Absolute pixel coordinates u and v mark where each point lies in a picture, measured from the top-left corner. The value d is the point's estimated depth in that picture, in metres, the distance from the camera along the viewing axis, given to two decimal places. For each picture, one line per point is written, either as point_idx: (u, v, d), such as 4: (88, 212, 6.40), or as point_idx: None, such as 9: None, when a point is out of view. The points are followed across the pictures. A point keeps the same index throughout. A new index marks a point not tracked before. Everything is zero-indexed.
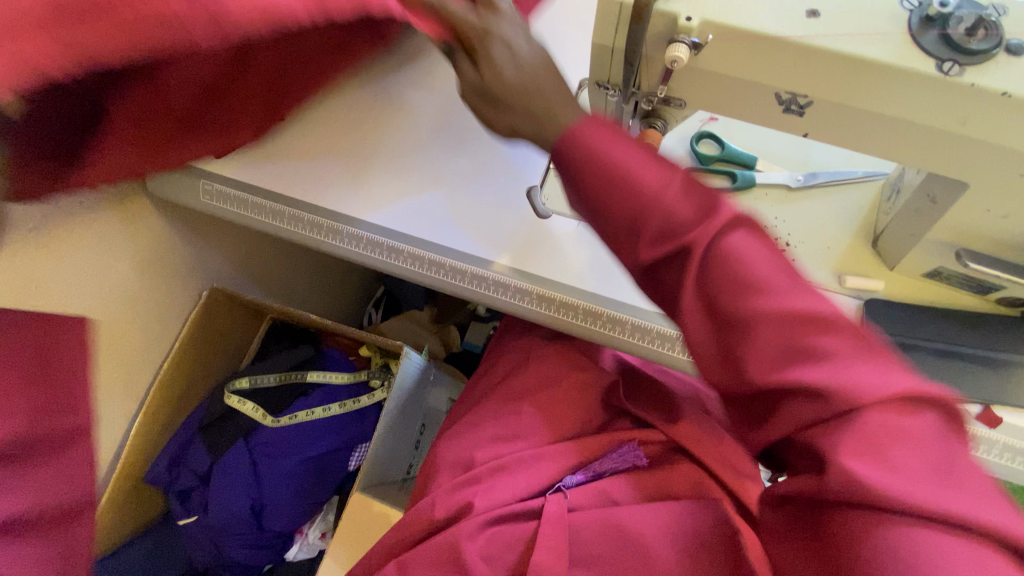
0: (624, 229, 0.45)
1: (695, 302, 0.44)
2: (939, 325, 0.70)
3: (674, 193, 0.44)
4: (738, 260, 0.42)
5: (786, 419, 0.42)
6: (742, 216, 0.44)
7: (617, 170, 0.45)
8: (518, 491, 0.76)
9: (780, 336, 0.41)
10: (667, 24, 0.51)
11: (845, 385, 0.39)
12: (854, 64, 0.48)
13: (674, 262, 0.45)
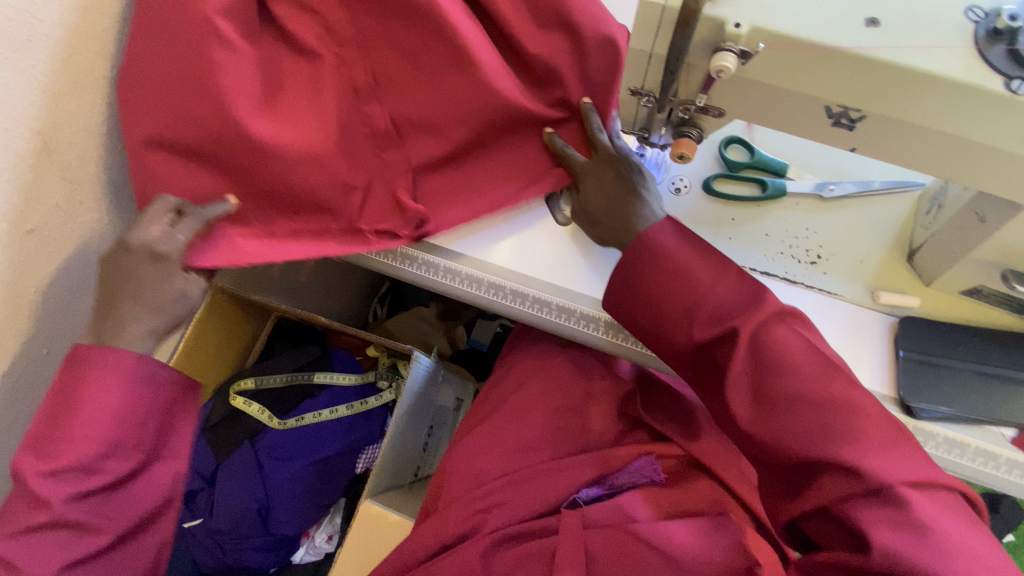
0: (678, 316, 0.57)
1: (745, 377, 0.54)
2: (977, 344, 0.67)
3: (721, 288, 0.57)
4: (784, 351, 0.53)
5: (823, 492, 0.49)
6: (785, 312, 0.56)
7: (677, 269, 0.58)
8: (531, 506, 0.75)
9: (819, 417, 0.50)
10: (713, 30, 0.48)
11: (877, 461, 0.47)
12: (914, 79, 0.45)
13: (723, 345, 0.56)
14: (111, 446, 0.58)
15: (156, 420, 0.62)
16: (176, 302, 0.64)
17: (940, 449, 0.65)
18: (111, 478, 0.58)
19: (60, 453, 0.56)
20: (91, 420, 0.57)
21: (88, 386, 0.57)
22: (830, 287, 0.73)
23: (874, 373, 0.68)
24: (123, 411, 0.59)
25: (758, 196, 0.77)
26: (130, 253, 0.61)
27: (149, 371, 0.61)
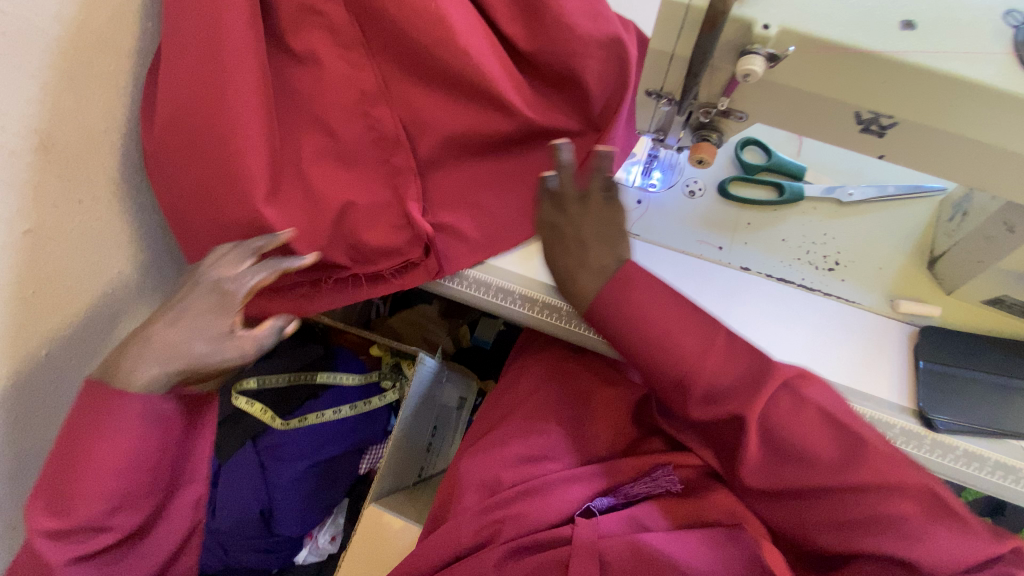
0: (676, 391, 0.55)
1: (763, 474, 0.56)
2: (1000, 355, 0.66)
3: (712, 357, 0.54)
4: (796, 430, 0.53)
5: (859, 569, 0.52)
6: (787, 377, 0.54)
7: (668, 348, 0.54)
8: (547, 518, 0.73)
9: (844, 510, 0.52)
10: (739, 31, 0.46)
11: (915, 551, 0.49)
12: (950, 86, 0.43)
13: (735, 427, 0.56)
14: (118, 502, 0.58)
15: (170, 461, 0.61)
16: (264, 338, 0.61)
17: (960, 462, 0.64)
18: (119, 534, 0.58)
19: (70, 511, 0.56)
20: (94, 479, 0.56)
21: (106, 436, 0.56)
22: (848, 295, 0.71)
23: (893, 384, 0.66)
24: (127, 467, 0.57)
25: (775, 200, 0.75)
26: (193, 291, 0.60)
27: (158, 416, 0.58)
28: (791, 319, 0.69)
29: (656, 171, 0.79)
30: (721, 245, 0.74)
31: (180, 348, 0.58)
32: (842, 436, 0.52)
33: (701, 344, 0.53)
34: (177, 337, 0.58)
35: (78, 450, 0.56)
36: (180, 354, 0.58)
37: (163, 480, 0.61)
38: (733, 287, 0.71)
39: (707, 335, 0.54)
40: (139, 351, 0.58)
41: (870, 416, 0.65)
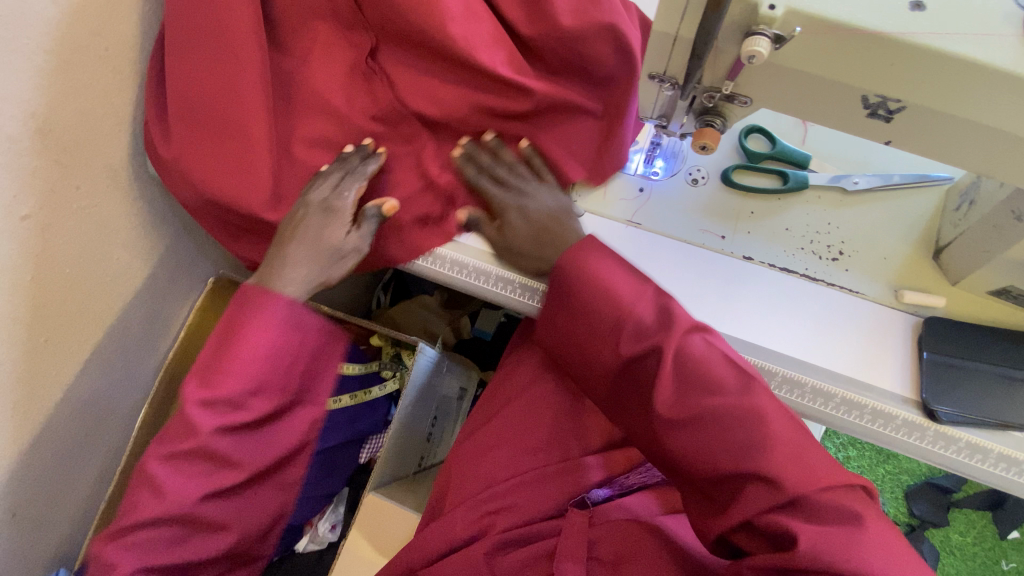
0: (607, 330, 0.63)
1: (673, 402, 0.59)
2: (1003, 346, 0.65)
3: (640, 304, 0.63)
4: (704, 366, 0.59)
5: (747, 504, 0.54)
6: (699, 325, 0.62)
7: (603, 288, 0.63)
8: (539, 508, 0.77)
9: (741, 431, 0.56)
10: (746, 11, 0.45)
11: (790, 472, 0.53)
12: (960, 69, 0.42)
13: (649, 362, 0.61)
14: (256, 386, 0.70)
15: (297, 369, 0.74)
16: (369, 228, 0.72)
17: (961, 454, 0.63)
18: (253, 416, 0.70)
19: (219, 385, 0.68)
20: (246, 358, 0.69)
21: (252, 328, 0.69)
22: (852, 286, 0.70)
23: (896, 376, 0.66)
24: (271, 352, 0.70)
25: (779, 188, 0.74)
26: (307, 211, 0.71)
27: (298, 315, 0.72)
28: (791, 309, 0.69)
29: (658, 159, 0.78)
30: (724, 234, 0.73)
31: (322, 248, 0.71)
32: (739, 370, 0.59)
33: (630, 289, 0.63)
34: (312, 241, 0.71)
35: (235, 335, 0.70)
36: (320, 248, 0.71)
37: (287, 381, 0.73)
38: (735, 277, 0.71)
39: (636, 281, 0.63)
40: (282, 267, 0.71)
41: (872, 406, 0.65)
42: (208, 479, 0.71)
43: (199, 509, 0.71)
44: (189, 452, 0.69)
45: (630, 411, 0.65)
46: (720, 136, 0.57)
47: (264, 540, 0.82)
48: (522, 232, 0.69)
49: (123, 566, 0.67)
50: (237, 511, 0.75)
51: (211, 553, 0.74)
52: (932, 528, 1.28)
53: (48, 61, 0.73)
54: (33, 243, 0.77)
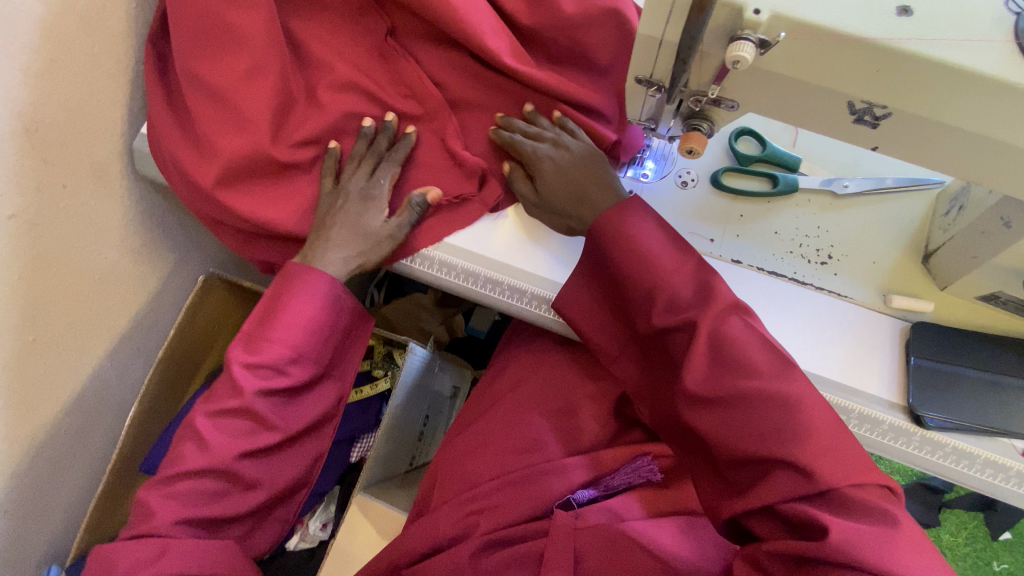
0: (641, 299, 0.61)
1: (705, 378, 0.56)
2: (989, 351, 0.65)
3: (678, 276, 0.60)
4: (741, 346, 0.56)
5: (774, 489, 0.52)
6: (740, 303, 0.59)
7: (642, 255, 0.61)
8: (525, 508, 0.75)
9: (776, 412, 0.53)
10: (730, 16, 0.44)
11: (823, 460, 0.51)
12: (945, 76, 0.42)
13: (683, 336, 0.59)
14: (297, 354, 0.72)
15: (334, 342, 0.76)
16: (412, 214, 0.74)
17: (948, 459, 0.63)
18: (293, 382, 0.72)
19: (264, 350, 0.71)
20: (290, 327, 0.72)
21: (298, 297, 0.72)
22: (840, 289, 0.70)
23: (883, 381, 0.66)
24: (312, 323, 0.73)
25: (768, 191, 0.74)
26: (347, 198, 0.75)
27: (337, 295, 0.75)
28: (779, 312, 0.69)
29: (647, 161, 0.78)
30: (713, 237, 0.73)
31: (368, 231, 0.74)
32: (775, 354, 0.56)
33: (672, 260, 0.61)
34: (357, 223, 0.74)
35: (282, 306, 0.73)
36: (366, 231, 0.74)
37: (325, 354, 0.75)
38: (725, 281, 0.70)
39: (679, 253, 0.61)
40: (323, 248, 0.74)
41: (860, 411, 0.65)
42: (248, 438, 0.71)
43: (237, 467, 0.71)
44: (233, 409, 0.70)
45: (659, 386, 0.64)
46: (707, 139, 0.57)
47: (288, 508, 0.79)
48: (556, 184, 0.69)
49: (163, 516, 0.68)
50: (273, 471, 0.74)
51: (241, 512, 0.72)
52: (923, 528, 1.28)
53: (37, 59, 0.72)
54: (21, 242, 0.76)
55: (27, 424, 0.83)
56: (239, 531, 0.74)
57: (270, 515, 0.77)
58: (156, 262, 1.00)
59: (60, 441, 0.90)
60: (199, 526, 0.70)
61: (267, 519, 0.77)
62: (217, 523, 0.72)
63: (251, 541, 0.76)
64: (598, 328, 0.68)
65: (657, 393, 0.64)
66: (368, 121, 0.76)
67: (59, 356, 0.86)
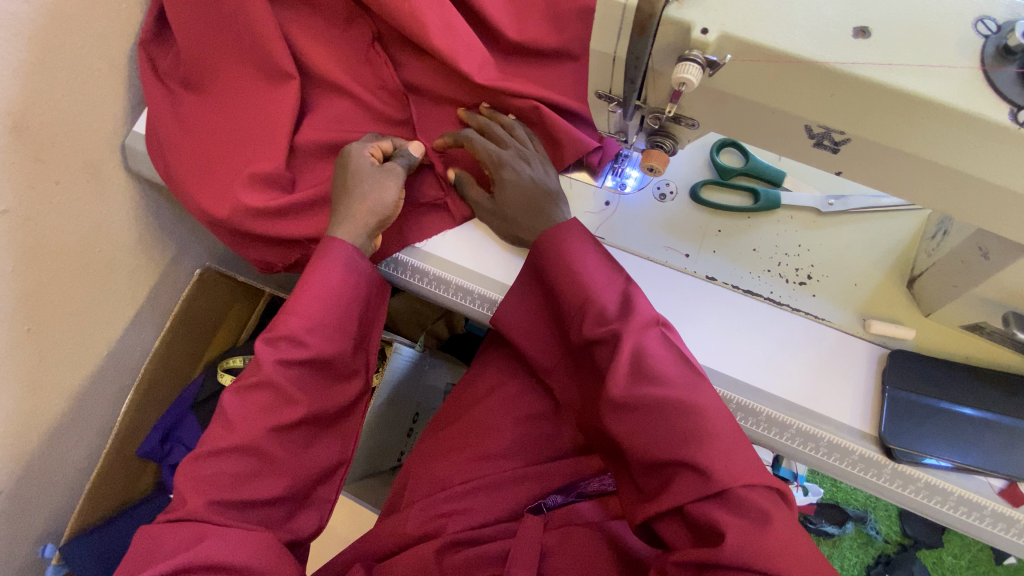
0: (576, 309, 0.62)
1: (625, 384, 0.57)
2: (974, 386, 0.61)
3: (606, 290, 0.62)
4: (654, 362, 0.57)
5: (677, 492, 0.53)
6: (658, 317, 0.60)
7: (567, 267, 0.63)
8: (494, 511, 0.76)
9: (685, 424, 0.54)
10: (679, 34, 0.43)
11: (723, 469, 0.52)
12: (906, 102, 0.40)
13: (608, 347, 0.60)
14: (315, 324, 0.65)
15: (356, 311, 0.69)
16: (404, 164, 0.73)
17: (919, 494, 0.60)
18: (313, 353, 0.64)
19: (280, 323, 0.65)
20: (308, 298, 0.66)
21: (312, 270, 0.67)
22: (818, 312, 0.67)
23: (854, 410, 0.63)
24: (331, 293, 0.66)
25: (748, 206, 0.72)
26: (339, 168, 0.71)
27: (349, 260, 0.68)
28: (752, 332, 0.67)
29: (628, 170, 0.75)
30: (688, 252, 0.71)
31: (364, 176, 0.69)
32: (686, 365, 0.58)
33: (601, 274, 0.63)
34: (358, 173, 0.70)
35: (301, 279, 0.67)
36: (365, 178, 0.69)
37: (346, 325, 0.68)
38: (696, 299, 0.68)
39: (607, 268, 0.63)
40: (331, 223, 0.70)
41: (829, 439, 0.62)
42: (273, 413, 0.63)
43: (267, 443, 0.63)
44: (253, 383, 0.63)
45: (585, 389, 0.66)
46: (670, 157, 0.56)
47: (328, 484, 0.70)
48: (513, 199, 0.69)
49: (196, 501, 0.60)
50: (301, 450, 0.66)
51: (273, 495, 0.63)
52: (924, 548, 1.23)
53: (27, 58, 0.73)
54: (20, 234, 0.78)
55: (21, 410, 0.86)
56: (276, 517, 0.64)
57: (310, 496, 0.68)
58: (155, 254, 1.03)
59: (56, 427, 0.94)
60: (237, 513, 0.61)
61: (310, 501, 0.68)
62: (251, 510, 0.62)
63: (292, 524, 0.66)
64: (532, 335, 0.70)
65: (582, 400, 0.67)
66: (368, 134, 0.76)
67: (55, 345, 0.88)
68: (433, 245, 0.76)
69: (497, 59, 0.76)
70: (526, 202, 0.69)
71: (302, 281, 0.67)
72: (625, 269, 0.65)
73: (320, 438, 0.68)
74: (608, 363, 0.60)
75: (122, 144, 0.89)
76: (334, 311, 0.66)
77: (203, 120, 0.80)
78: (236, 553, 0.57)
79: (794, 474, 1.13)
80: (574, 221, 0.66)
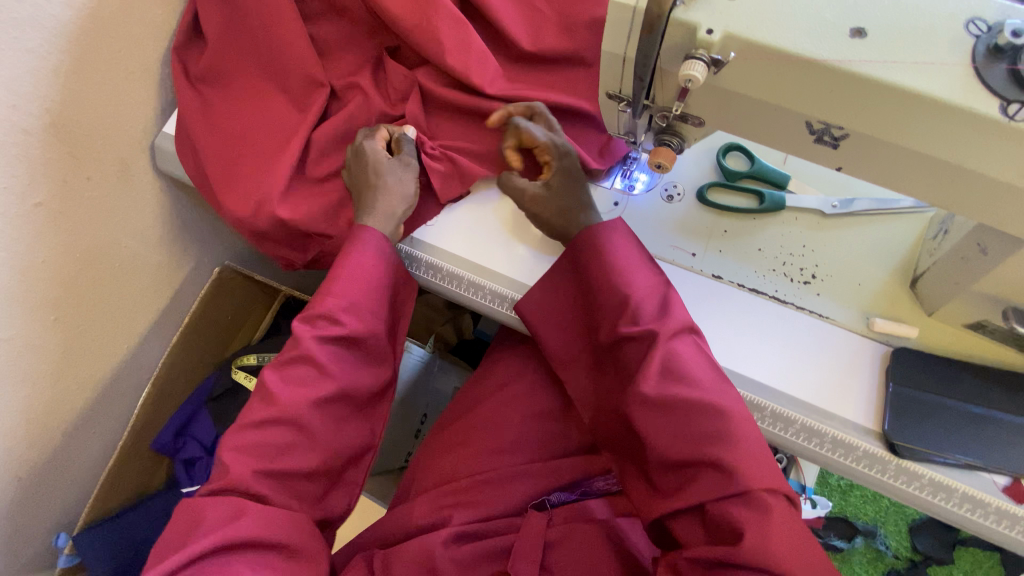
0: (612, 308, 0.63)
1: (658, 384, 0.58)
2: (978, 383, 0.62)
3: (645, 294, 0.63)
4: (685, 365, 0.59)
5: (698, 490, 0.54)
6: (692, 322, 0.62)
7: (607, 269, 0.65)
8: (502, 504, 0.76)
9: (712, 424, 0.55)
10: (686, 35, 0.47)
11: (748, 470, 0.53)
12: (901, 98, 0.42)
13: (642, 346, 0.61)
14: (350, 303, 0.68)
15: (386, 299, 0.71)
16: (411, 146, 0.76)
17: (925, 491, 0.60)
18: (349, 331, 0.67)
19: (320, 301, 0.67)
20: (347, 279, 0.68)
21: (350, 253, 0.69)
22: (823, 311, 0.69)
23: (859, 406, 0.64)
24: (367, 276, 0.69)
25: (753, 208, 0.74)
26: (353, 167, 0.75)
27: (381, 246, 0.71)
28: (759, 329, 0.68)
29: (636, 173, 0.78)
30: (694, 252, 0.73)
31: (386, 170, 0.72)
32: (716, 371, 0.60)
33: (641, 279, 0.64)
34: (375, 163, 0.73)
35: (336, 263, 0.70)
36: (386, 172, 0.72)
37: (379, 309, 0.70)
38: (703, 295, 0.70)
39: (647, 274, 0.65)
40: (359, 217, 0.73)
41: (832, 435, 0.63)
42: (309, 387, 0.65)
43: (309, 415, 0.64)
44: (294, 357, 0.65)
45: (605, 385, 0.68)
46: (677, 154, 0.59)
47: (356, 468, 0.71)
48: (569, 187, 0.70)
49: (239, 469, 0.61)
50: (336, 424, 0.67)
51: (308, 467, 0.64)
52: (935, 565, 1.21)
53: (69, 59, 0.77)
54: (51, 226, 0.81)
55: (48, 397, 0.89)
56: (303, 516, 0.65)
57: (339, 477, 0.69)
58: (181, 251, 1.06)
59: (76, 417, 0.96)
60: (274, 483, 0.62)
61: (338, 482, 0.69)
62: (285, 485, 0.63)
63: (325, 503, 0.67)
64: (557, 330, 0.71)
65: (601, 399, 0.69)
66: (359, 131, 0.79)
67: (81, 336, 0.91)
68: (450, 225, 0.78)
69: (511, 64, 0.80)
70: (580, 192, 0.70)
71: (335, 269, 0.69)
72: (662, 276, 0.67)
73: (352, 422, 0.69)
74: (637, 361, 0.61)
75: (150, 144, 0.93)
76: (365, 291, 0.69)
77: (231, 120, 0.83)
78: (270, 530, 0.58)
79: (802, 487, 1.13)
80: (615, 227, 0.67)
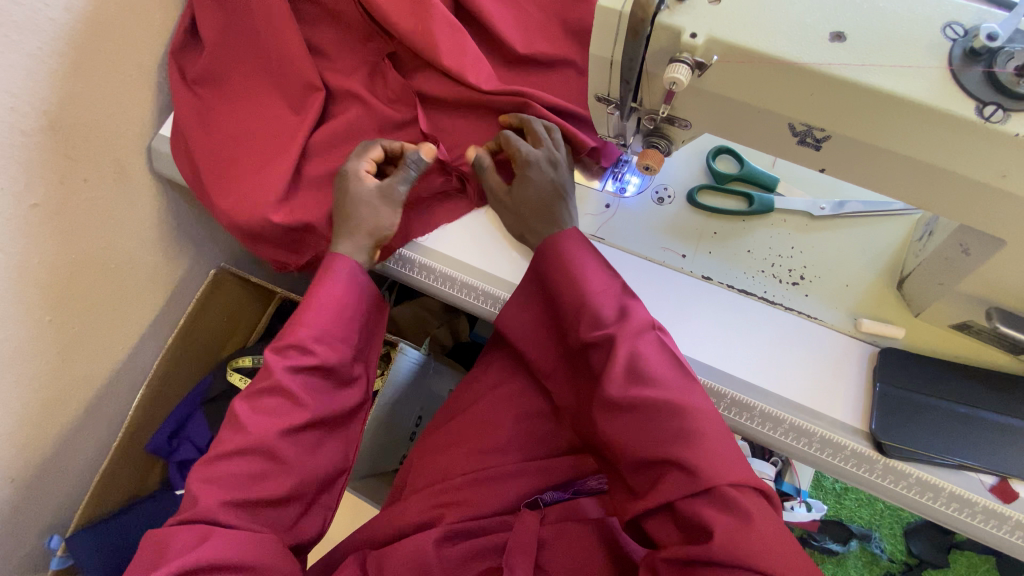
0: (573, 313, 0.64)
1: (622, 385, 0.58)
2: (964, 383, 0.63)
3: (604, 296, 0.64)
4: (649, 365, 0.59)
5: (665, 490, 0.55)
6: (652, 322, 0.62)
7: (567, 273, 0.65)
8: (492, 503, 0.76)
9: (686, 420, 0.56)
10: (671, 38, 0.48)
11: (712, 468, 0.53)
12: (879, 100, 0.43)
13: (605, 349, 0.61)
14: (321, 334, 0.68)
15: (358, 327, 0.71)
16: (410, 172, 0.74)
17: (912, 491, 0.61)
18: (321, 361, 0.67)
19: (290, 332, 0.68)
20: (318, 309, 0.69)
21: (321, 281, 0.70)
22: (811, 311, 0.70)
23: (847, 405, 0.65)
24: (338, 304, 0.70)
25: (743, 210, 0.75)
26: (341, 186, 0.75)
27: (353, 276, 0.72)
28: (747, 329, 0.69)
29: (628, 175, 0.79)
30: (685, 253, 0.74)
31: (362, 201, 0.72)
32: (679, 367, 0.60)
33: (599, 281, 0.64)
34: (355, 194, 0.73)
35: (309, 292, 0.70)
36: (362, 204, 0.72)
37: (350, 336, 0.71)
38: (693, 295, 0.71)
39: (606, 275, 0.65)
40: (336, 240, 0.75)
41: (820, 434, 0.63)
42: (281, 417, 0.65)
43: (280, 437, 0.64)
44: (264, 388, 0.66)
45: (583, 387, 0.68)
46: (665, 157, 0.60)
47: (330, 492, 0.71)
48: (530, 195, 0.70)
49: (207, 501, 0.61)
50: (310, 451, 0.67)
51: (280, 494, 0.64)
52: (930, 569, 1.21)
53: (67, 61, 0.78)
54: (46, 228, 0.82)
55: (42, 397, 0.89)
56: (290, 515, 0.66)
57: (315, 500, 0.69)
58: (177, 253, 1.07)
59: (70, 419, 0.96)
60: (255, 495, 0.63)
61: (314, 505, 0.69)
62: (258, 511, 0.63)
63: (298, 529, 0.67)
64: (534, 337, 0.72)
65: (580, 402, 0.69)
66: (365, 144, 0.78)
67: (75, 338, 0.92)
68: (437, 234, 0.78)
69: (505, 67, 0.81)
70: (541, 198, 0.69)
71: (309, 295, 0.70)
72: (620, 276, 0.67)
73: (330, 438, 0.70)
74: (603, 366, 0.62)
75: (147, 146, 0.94)
76: (336, 318, 0.69)
77: (227, 123, 0.84)
78: (242, 554, 0.58)
79: (796, 489, 1.13)
80: (571, 231, 0.67)
